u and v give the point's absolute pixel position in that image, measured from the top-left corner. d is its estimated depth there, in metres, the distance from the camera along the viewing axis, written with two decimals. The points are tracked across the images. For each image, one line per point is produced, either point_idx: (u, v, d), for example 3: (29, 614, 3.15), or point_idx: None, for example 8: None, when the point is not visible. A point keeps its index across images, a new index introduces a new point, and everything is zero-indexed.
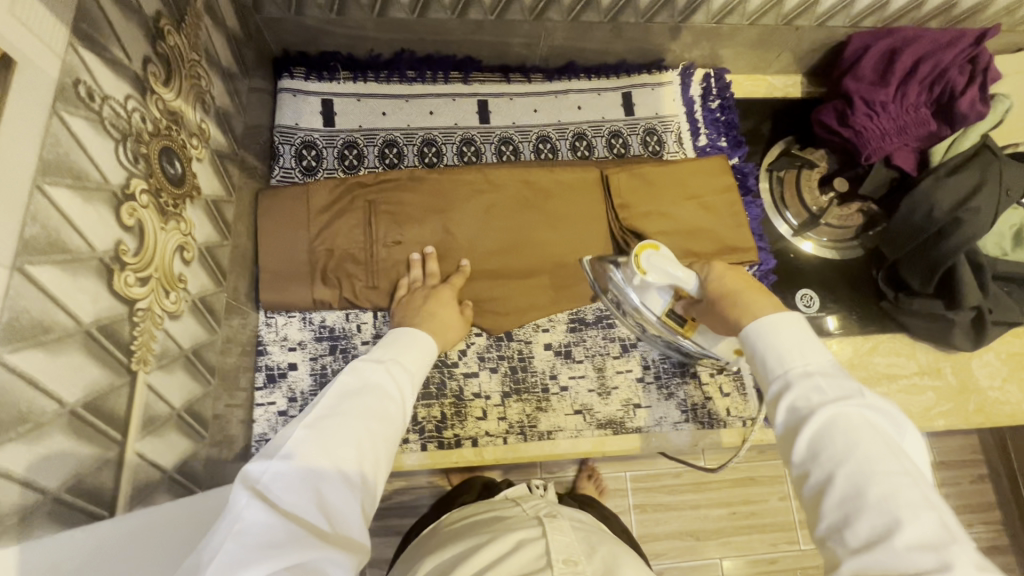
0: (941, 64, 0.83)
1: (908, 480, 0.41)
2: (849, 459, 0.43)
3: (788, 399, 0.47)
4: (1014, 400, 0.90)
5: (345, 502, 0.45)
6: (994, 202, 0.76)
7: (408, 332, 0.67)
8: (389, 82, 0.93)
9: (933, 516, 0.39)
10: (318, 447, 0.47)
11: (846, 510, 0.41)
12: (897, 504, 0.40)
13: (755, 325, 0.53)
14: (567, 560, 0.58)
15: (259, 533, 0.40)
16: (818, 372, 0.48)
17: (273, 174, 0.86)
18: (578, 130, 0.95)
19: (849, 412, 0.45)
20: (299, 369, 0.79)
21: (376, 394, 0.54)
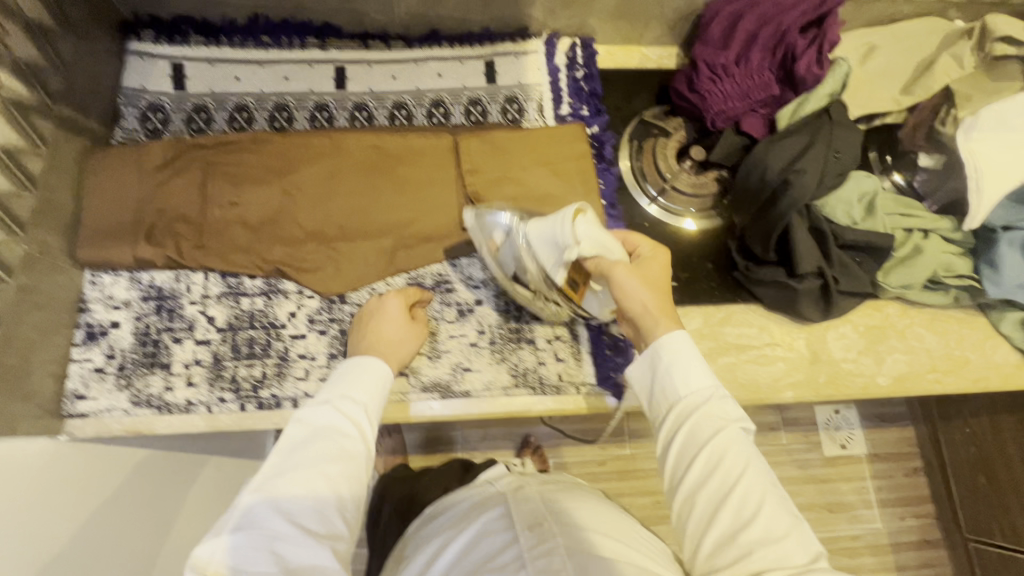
0: (782, 27, 0.82)
1: (770, 493, 0.56)
2: (735, 482, 0.56)
3: (701, 416, 0.60)
4: (868, 372, 0.88)
5: (308, 553, 0.51)
6: (820, 164, 0.76)
7: (364, 366, 0.65)
8: (244, 47, 0.93)
9: (790, 516, 0.55)
10: (275, 509, 0.52)
11: (737, 526, 0.54)
12: (770, 509, 0.55)
13: (668, 336, 0.65)
14: (532, 525, 0.68)
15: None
16: (724, 398, 0.62)
17: (115, 135, 0.86)
18: (436, 98, 0.95)
19: (742, 435, 0.60)
20: (122, 328, 0.78)
21: (329, 442, 0.57)
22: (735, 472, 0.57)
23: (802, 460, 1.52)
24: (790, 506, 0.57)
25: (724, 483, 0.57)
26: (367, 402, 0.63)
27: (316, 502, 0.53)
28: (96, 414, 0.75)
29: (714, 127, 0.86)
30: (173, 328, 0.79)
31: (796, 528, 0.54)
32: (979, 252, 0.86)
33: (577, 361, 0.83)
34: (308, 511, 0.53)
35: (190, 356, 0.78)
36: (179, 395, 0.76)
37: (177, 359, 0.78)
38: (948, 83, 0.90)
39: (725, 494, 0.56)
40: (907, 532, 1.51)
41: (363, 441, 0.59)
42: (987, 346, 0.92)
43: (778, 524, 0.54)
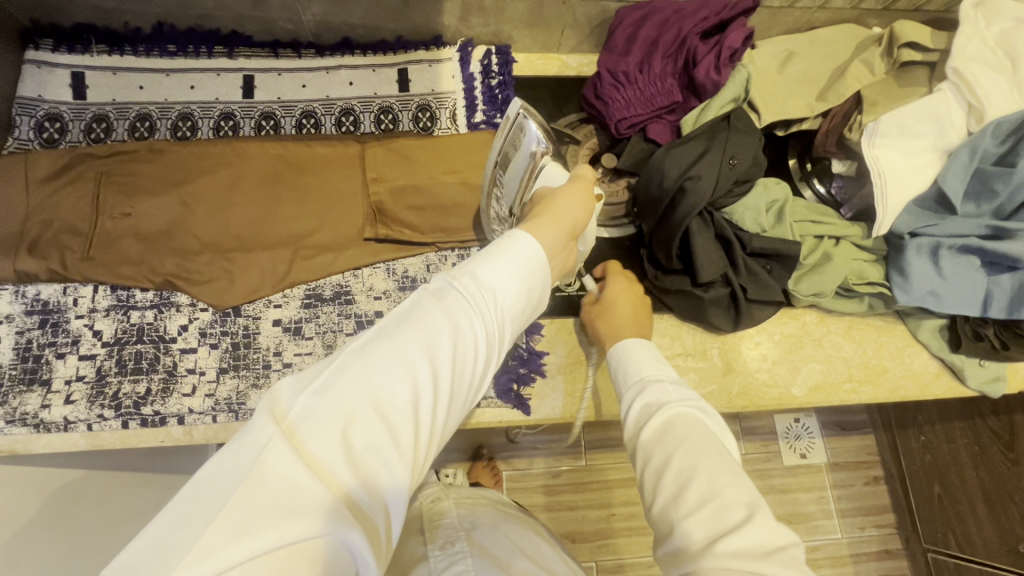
0: (681, 33, 0.81)
1: (714, 453, 0.50)
2: (678, 441, 0.52)
3: (646, 395, 0.58)
4: (783, 383, 0.87)
5: (378, 458, 0.36)
6: (715, 169, 0.74)
7: (518, 253, 0.48)
8: (149, 56, 0.91)
9: (732, 478, 0.48)
10: (360, 389, 0.37)
11: (678, 482, 0.49)
12: (709, 470, 0.49)
13: (621, 343, 0.68)
14: (445, 545, 0.59)
15: (276, 489, 0.33)
16: (669, 382, 0.59)
17: (8, 145, 0.85)
18: (346, 106, 0.93)
19: (688, 410, 0.55)
20: (2, 343, 0.76)
21: (434, 328, 0.41)
22: (676, 441, 0.52)
23: (760, 469, 1.47)
24: (739, 471, 0.50)
25: (664, 455, 0.52)
26: (505, 297, 0.46)
27: (404, 400, 0.38)
28: None
29: (620, 134, 0.85)
30: (56, 343, 0.76)
31: (734, 488, 0.47)
32: (890, 259, 0.85)
33: None
34: (395, 408, 0.38)
35: (73, 371, 0.75)
36: (56, 412, 0.73)
37: (58, 375, 0.75)
38: (860, 90, 0.89)
39: (662, 467, 0.51)
40: (867, 543, 1.47)
41: (479, 348, 0.44)
42: (906, 354, 0.90)
43: (716, 483, 0.48)
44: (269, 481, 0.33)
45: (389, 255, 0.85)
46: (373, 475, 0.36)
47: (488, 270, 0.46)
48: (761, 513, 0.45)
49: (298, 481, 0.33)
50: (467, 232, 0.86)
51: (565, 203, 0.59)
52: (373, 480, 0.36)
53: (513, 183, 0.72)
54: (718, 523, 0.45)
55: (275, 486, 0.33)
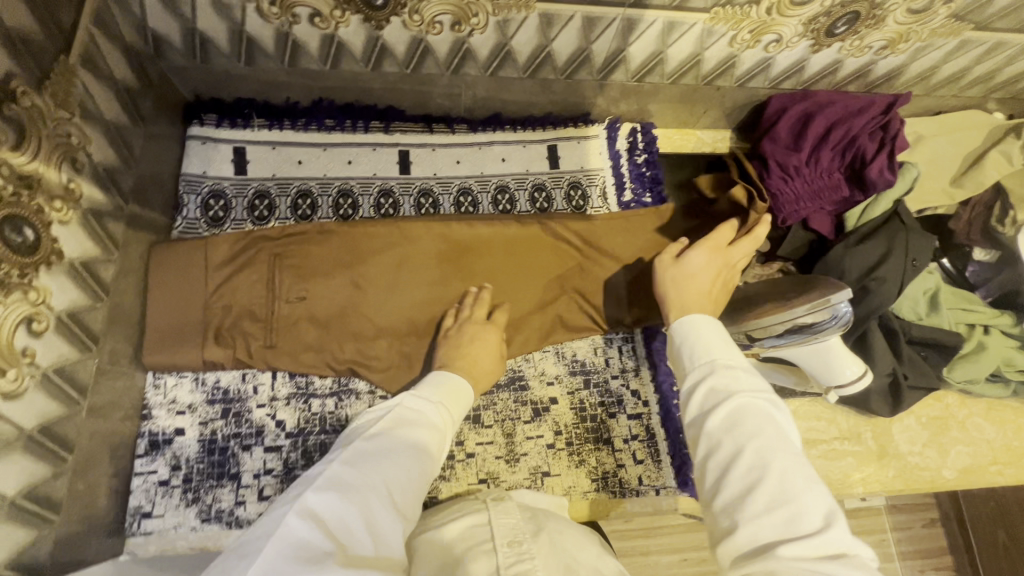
0: (851, 131, 0.83)
1: (794, 458, 0.47)
2: (760, 437, 0.48)
3: (715, 382, 0.53)
4: (934, 466, 0.89)
5: (384, 525, 0.50)
6: (899, 271, 0.77)
7: (446, 373, 0.71)
8: (307, 130, 0.91)
9: (804, 484, 0.46)
10: (353, 472, 0.53)
11: (749, 480, 0.47)
12: (781, 476, 0.46)
13: (689, 316, 0.60)
14: (510, 542, 0.54)
15: (299, 545, 0.45)
16: (736, 366, 0.54)
17: (175, 225, 0.83)
18: (500, 183, 0.94)
19: (758, 400, 0.51)
20: (187, 434, 0.74)
21: (416, 421, 0.61)
22: (747, 436, 0.48)
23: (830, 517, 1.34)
24: (811, 474, 0.47)
25: (737, 450, 0.48)
26: (452, 403, 0.67)
27: (402, 473, 0.55)
28: (160, 532, 0.71)
29: (783, 224, 0.87)
30: (241, 434, 0.75)
31: (812, 496, 0.45)
32: None
33: (657, 462, 0.82)
34: (391, 484, 0.53)
35: (260, 465, 0.75)
36: (250, 509, 0.73)
37: (246, 469, 0.74)
38: (1000, 179, 0.92)
39: (733, 459, 0.48)
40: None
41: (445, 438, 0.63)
42: None
43: (789, 487, 0.45)
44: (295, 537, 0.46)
45: (558, 339, 0.85)
46: (378, 538, 0.49)
47: (440, 389, 0.68)
48: (836, 522, 0.44)
49: (313, 543, 0.46)
50: (633, 316, 0.85)
51: (479, 351, 0.76)
52: (387, 539, 0.49)
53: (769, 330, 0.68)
54: (790, 527, 0.44)
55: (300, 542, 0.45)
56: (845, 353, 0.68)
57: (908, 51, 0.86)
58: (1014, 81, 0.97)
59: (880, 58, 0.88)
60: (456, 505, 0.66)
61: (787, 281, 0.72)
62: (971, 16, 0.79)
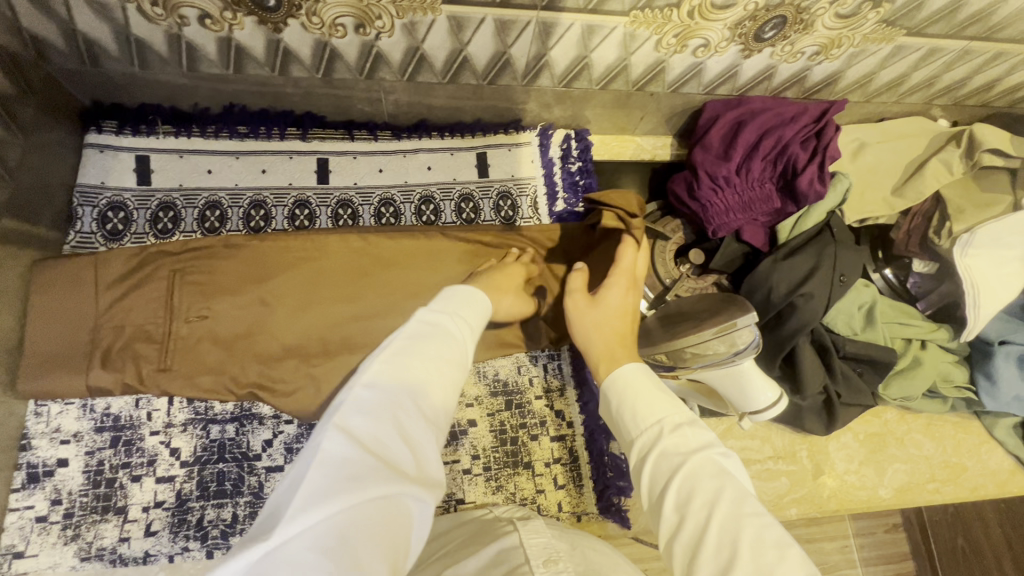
0: (782, 139, 0.80)
1: (762, 522, 0.43)
2: (720, 505, 0.44)
3: (664, 447, 0.50)
4: (870, 485, 0.87)
5: (421, 441, 0.47)
6: (826, 287, 0.74)
7: (472, 290, 0.65)
8: (217, 137, 0.86)
9: (775, 552, 0.41)
10: (384, 391, 0.48)
11: (722, 560, 0.42)
12: (751, 551, 0.41)
13: (617, 373, 0.57)
14: (545, 562, 0.48)
15: (346, 469, 0.41)
16: (684, 424, 0.51)
17: (68, 240, 0.78)
18: (425, 193, 0.90)
19: (713, 460, 0.47)
20: (70, 466, 0.70)
21: (443, 334, 0.55)
22: (706, 508, 0.45)
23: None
24: (784, 536, 0.42)
25: (701, 528, 0.44)
26: (477, 318, 0.62)
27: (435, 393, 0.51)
28: (36, 572, 0.66)
29: (715, 236, 0.84)
30: (130, 465, 0.71)
31: (788, 566, 0.40)
32: (974, 362, 0.87)
33: (578, 488, 0.79)
34: (421, 404, 0.49)
35: (150, 497, 0.70)
36: (136, 546, 0.69)
37: (134, 503, 0.70)
38: (940, 189, 0.89)
39: (702, 538, 0.44)
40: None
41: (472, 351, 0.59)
42: (982, 452, 0.92)
43: (762, 561, 0.41)
44: (339, 462, 0.42)
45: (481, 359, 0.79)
46: (418, 458, 0.46)
47: (465, 304, 0.62)
48: None
49: (360, 465, 0.42)
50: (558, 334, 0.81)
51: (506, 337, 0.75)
52: (426, 459, 0.47)
53: (688, 355, 0.64)
54: None
55: (345, 466, 0.42)
56: (759, 376, 0.64)
57: (842, 57, 0.83)
58: (955, 88, 0.94)
59: (814, 64, 0.85)
60: (485, 527, 0.60)
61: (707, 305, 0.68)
62: (902, 21, 0.76)
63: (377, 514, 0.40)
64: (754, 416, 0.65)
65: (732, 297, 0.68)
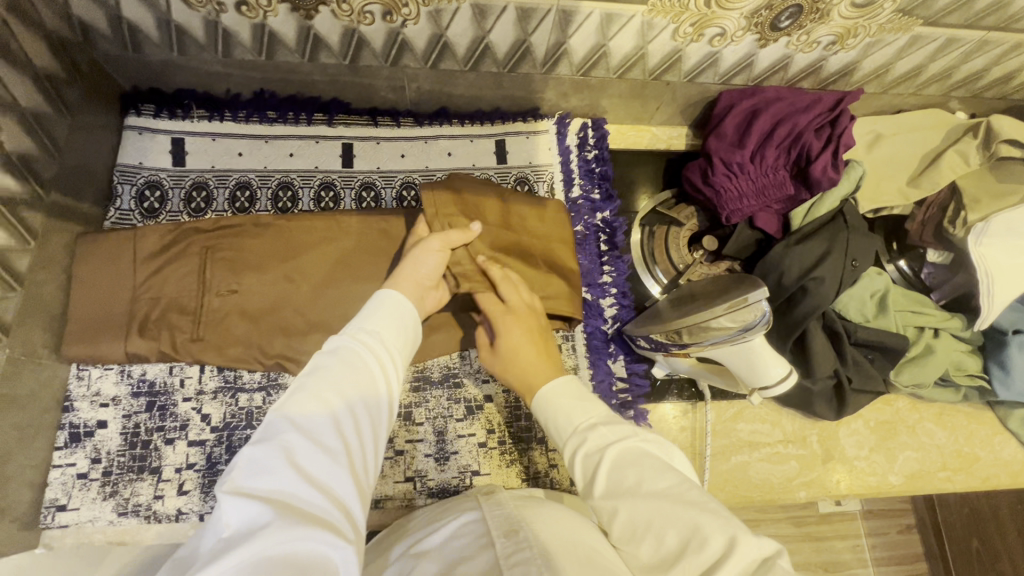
0: (797, 127, 0.82)
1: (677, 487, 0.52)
2: (641, 484, 0.53)
3: (589, 446, 0.59)
4: (880, 471, 0.87)
5: (323, 475, 0.48)
6: (839, 271, 0.75)
7: (384, 302, 0.63)
8: (248, 122, 0.90)
9: (691, 507, 0.50)
10: (279, 439, 0.48)
11: (653, 527, 0.50)
12: (672, 514, 0.50)
13: (541, 395, 0.66)
14: (507, 533, 0.52)
15: (247, 528, 0.43)
16: (600, 423, 0.60)
17: (108, 216, 0.82)
18: (445, 178, 0.93)
19: (632, 447, 0.57)
20: (109, 427, 0.74)
21: (343, 363, 0.55)
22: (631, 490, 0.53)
23: (797, 515, 1.26)
24: (698, 494, 0.51)
25: (629, 508, 0.52)
26: (391, 331, 0.61)
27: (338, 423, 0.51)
28: (76, 525, 0.71)
29: (729, 222, 0.86)
30: (164, 428, 0.75)
31: (708, 519, 0.48)
32: (988, 351, 0.87)
33: None
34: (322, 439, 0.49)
35: (182, 459, 0.74)
36: (169, 504, 0.72)
37: (167, 464, 0.74)
38: (956, 180, 0.89)
39: (633, 516, 0.52)
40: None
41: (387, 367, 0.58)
42: (996, 442, 0.92)
43: (682, 518, 0.49)
44: (239, 524, 0.43)
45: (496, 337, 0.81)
46: (329, 490, 0.47)
47: (371, 320, 0.61)
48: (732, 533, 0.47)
49: (259, 520, 0.43)
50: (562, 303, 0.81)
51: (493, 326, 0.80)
52: (335, 488, 0.48)
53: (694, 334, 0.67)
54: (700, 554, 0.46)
55: (247, 524, 0.43)
56: (770, 353, 0.65)
57: (858, 47, 0.84)
58: (972, 80, 0.95)
59: (830, 54, 0.86)
60: (451, 506, 0.65)
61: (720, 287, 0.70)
62: (918, 11, 0.77)
63: (281, 557, 0.41)
64: (764, 392, 0.66)
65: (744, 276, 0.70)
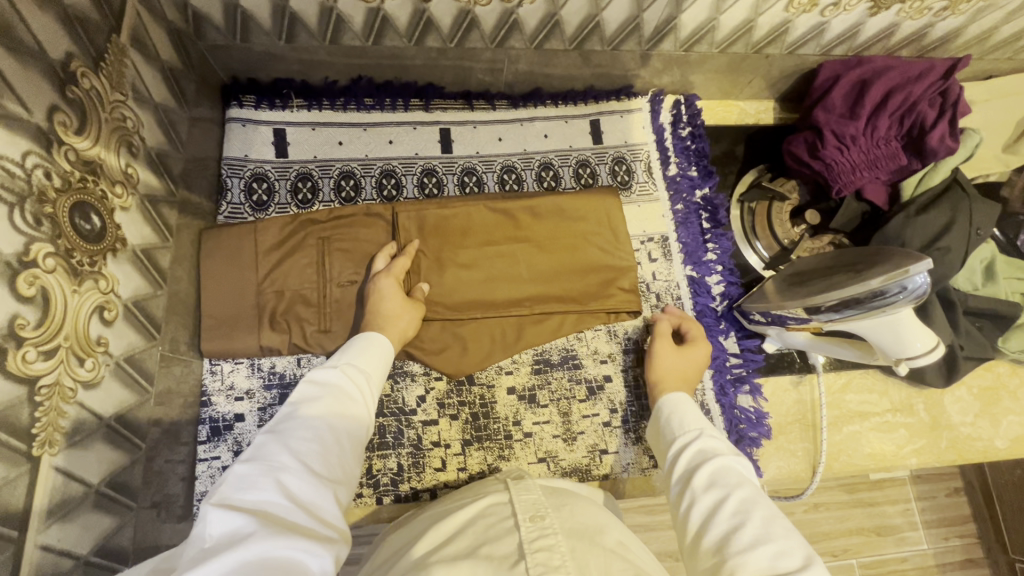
0: (911, 97, 0.81)
1: (776, 511, 0.49)
2: (740, 490, 0.51)
3: (700, 447, 0.58)
4: (986, 436, 0.89)
5: (313, 492, 0.45)
6: (964, 240, 0.76)
7: (369, 339, 0.65)
8: (346, 110, 0.88)
9: (781, 528, 0.47)
10: (268, 454, 0.46)
11: (737, 522, 0.48)
12: (762, 519, 0.48)
13: (673, 396, 0.67)
14: (532, 518, 0.49)
15: (226, 537, 0.39)
16: (721, 438, 0.60)
17: (221, 210, 0.81)
18: (544, 160, 0.92)
19: (741, 466, 0.55)
20: (246, 420, 0.75)
21: (331, 391, 0.55)
22: (732, 489, 0.51)
23: (849, 479, 1.14)
24: (786, 520, 0.49)
25: (720, 499, 0.51)
26: (370, 369, 0.61)
27: (325, 445, 0.49)
28: None
29: (838, 195, 0.86)
30: None
31: (789, 536, 0.46)
32: None
33: None
34: (310, 458, 0.47)
35: None
36: None
37: None
38: None
39: (717, 505, 0.50)
40: (951, 555, 1.16)
41: (364, 401, 0.58)
42: None
43: (767, 531, 0.47)
44: (218, 532, 0.39)
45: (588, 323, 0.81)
46: (313, 507, 0.44)
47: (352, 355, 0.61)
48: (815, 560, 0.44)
49: (241, 527, 0.39)
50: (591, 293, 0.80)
51: (540, 326, 0.80)
52: (320, 505, 0.45)
53: (837, 299, 0.67)
54: (775, 562, 0.44)
55: (229, 531, 0.39)
56: (915, 326, 0.65)
57: (969, 12, 0.83)
58: None
59: (938, 20, 0.84)
60: (476, 490, 0.61)
61: (858, 264, 0.70)
62: None
63: (262, 563, 0.37)
64: (910, 361, 0.67)
65: (882, 250, 0.71)
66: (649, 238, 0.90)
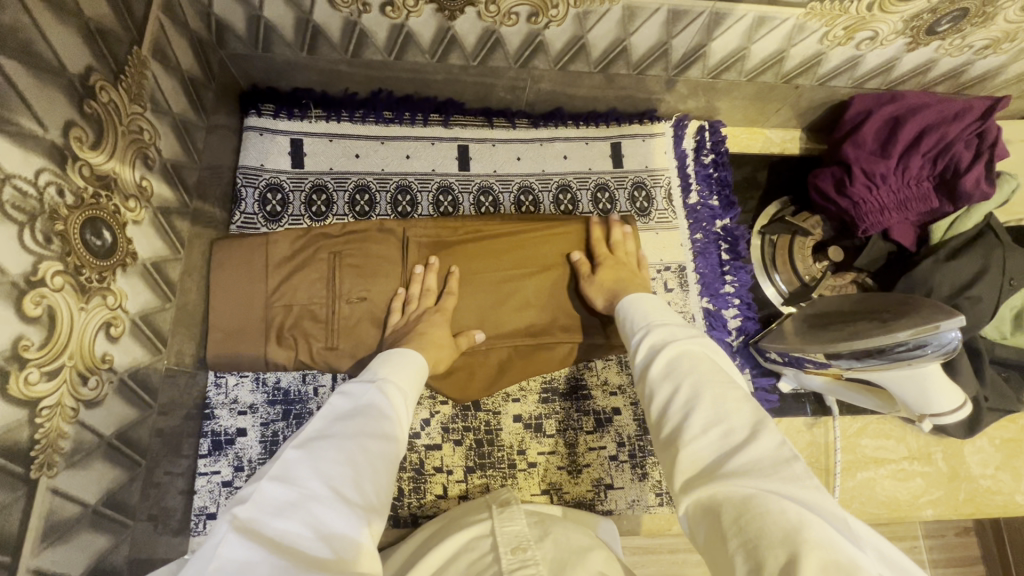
0: (946, 137, 0.78)
1: (735, 391, 0.47)
2: (690, 375, 0.48)
3: (653, 334, 0.55)
4: (1007, 490, 0.85)
5: (342, 519, 0.41)
6: (995, 289, 0.73)
7: (404, 357, 0.62)
8: (364, 122, 0.87)
9: (733, 403, 0.45)
10: (300, 478, 0.42)
11: (687, 409, 0.46)
12: (714, 396, 0.45)
13: (625, 303, 0.64)
14: (514, 549, 0.48)
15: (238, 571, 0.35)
16: (672, 323, 0.56)
17: (234, 219, 0.81)
18: (563, 182, 0.91)
19: (693, 346, 0.52)
20: (248, 435, 0.75)
21: (366, 411, 0.52)
22: (685, 372, 0.49)
23: None
24: (744, 395, 0.46)
25: (674, 389, 0.48)
26: (406, 393, 0.58)
27: (359, 467, 0.45)
28: None
29: (864, 234, 0.84)
30: None
31: (739, 412, 0.44)
32: None
33: None
34: (342, 489, 0.43)
35: None
36: None
37: None
38: None
39: (671, 399, 0.47)
40: None
41: (399, 424, 0.54)
42: None
43: (719, 407, 0.45)
44: (233, 563, 0.35)
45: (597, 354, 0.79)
46: (342, 537, 0.40)
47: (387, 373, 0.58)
48: (766, 432, 0.42)
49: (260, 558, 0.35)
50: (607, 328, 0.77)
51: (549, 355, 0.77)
52: (350, 536, 0.40)
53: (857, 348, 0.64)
54: (726, 442, 0.42)
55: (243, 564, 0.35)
56: (937, 381, 0.63)
57: (1011, 52, 0.80)
58: None
59: (979, 58, 0.82)
60: (465, 517, 0.60)
61: (883, 313, 0.68)
62: None
63: None
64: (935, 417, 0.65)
65: (908, 301, 0.68)
66: (666, 266, 0.88)
